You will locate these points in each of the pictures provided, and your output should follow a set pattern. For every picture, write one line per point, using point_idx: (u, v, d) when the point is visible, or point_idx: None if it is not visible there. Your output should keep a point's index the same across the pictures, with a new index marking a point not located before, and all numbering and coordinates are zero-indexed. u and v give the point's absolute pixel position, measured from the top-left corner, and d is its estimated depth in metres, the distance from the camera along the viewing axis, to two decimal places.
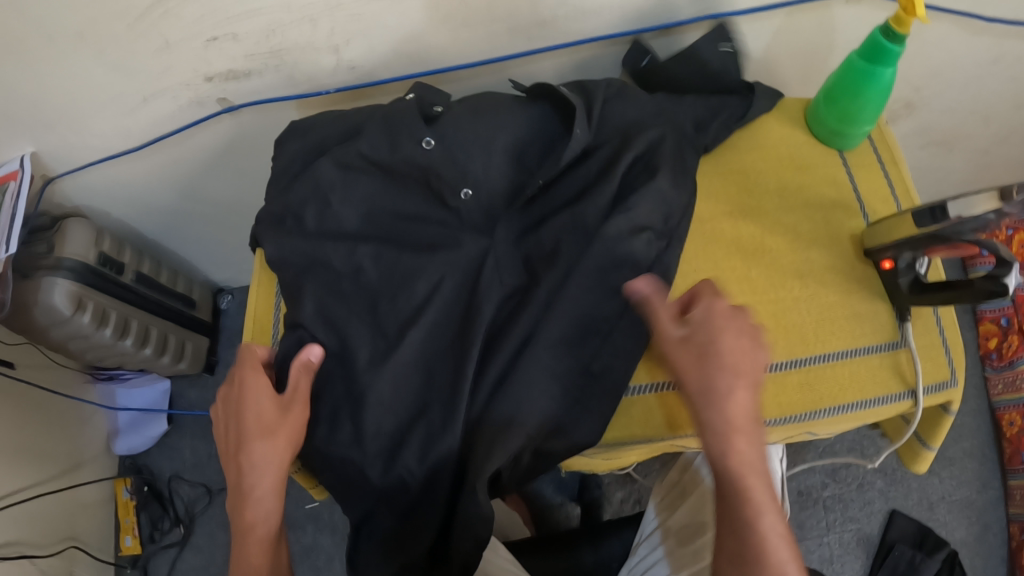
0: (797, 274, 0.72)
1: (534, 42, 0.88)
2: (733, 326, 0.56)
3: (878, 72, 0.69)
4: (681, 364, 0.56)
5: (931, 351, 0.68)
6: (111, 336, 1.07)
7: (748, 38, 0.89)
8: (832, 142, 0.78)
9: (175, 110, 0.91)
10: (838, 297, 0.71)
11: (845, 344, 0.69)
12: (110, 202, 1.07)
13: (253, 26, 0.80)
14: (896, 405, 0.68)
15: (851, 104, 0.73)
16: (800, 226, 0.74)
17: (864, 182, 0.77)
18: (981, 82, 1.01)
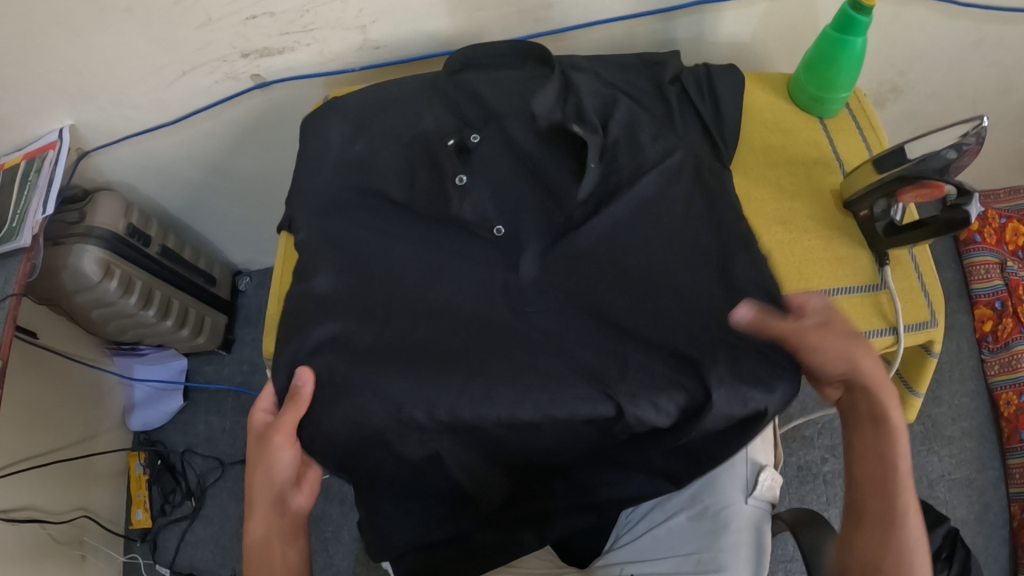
0: (780, 221, 0.77)
1: (545, 24, 0.95)
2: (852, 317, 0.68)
3: (849, 42, 0.75)
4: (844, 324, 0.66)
5: (909, 292, 0.74)
6: (135, 305, 1.12)
7: (744, 22, 0.96)
8: (812, 109, 0.84)
9: (208, 86, 0.98)
10: (819, 241, 0.75)
11: (829, 284, 0.73)
12: (141, 177, 1.14)
13: (288, 5, 0.87)
14: (878, 341, 0.72)
15: (827, 71, 0.79)
16: (783, 179, 0.79)
17: (841, 145, 0.83)
18: (962, 67, 1.08)
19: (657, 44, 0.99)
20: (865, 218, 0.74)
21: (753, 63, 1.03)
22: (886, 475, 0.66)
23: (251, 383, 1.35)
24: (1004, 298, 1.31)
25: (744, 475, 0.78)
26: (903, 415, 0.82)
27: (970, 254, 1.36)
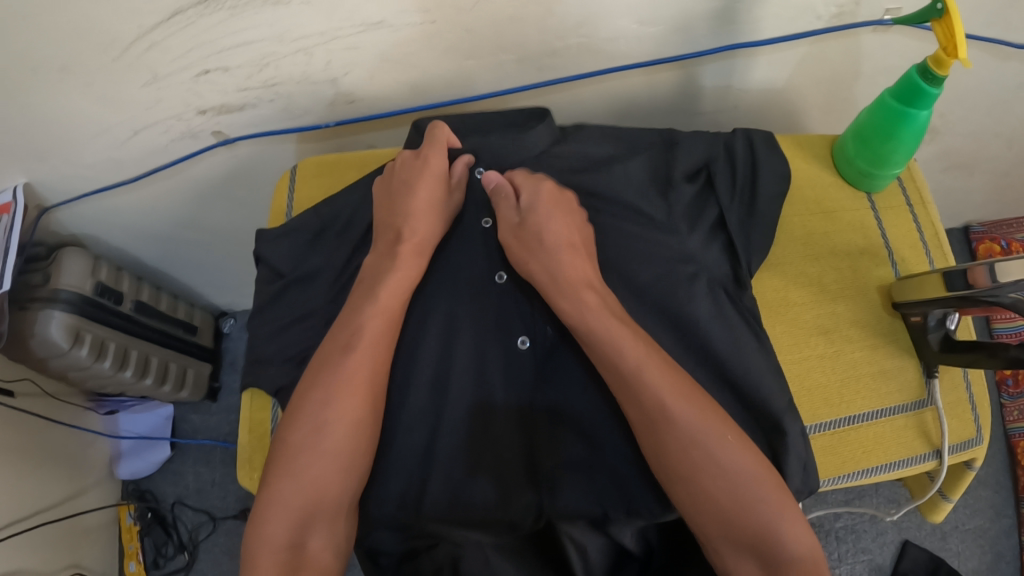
0: (821, 330, 0.70)
1: (544, 73, 0.83)
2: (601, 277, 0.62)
3: (912, 115, 0.65)
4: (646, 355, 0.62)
5: (957, 407, 0.67)
6: (110, 368, 1.05)
7: (769, 68, 0.85)
8: (860, 183, 0.75)
9: (168, 142, 0.87)
10: (863, 353, 0.69)
11: (872, 405, 0.67)
12: (107, 229, 1.04)
13: (245, 59, 0.76)
14: (920, 466, 0.67)
15: (883, 146, 0.69)
16: (827, 276, 0.72)
17: (891, 228, 0.74)
18: (1007, 106, 0.97)
19: (668, 92, 0.88)
20: (916, 326, 0.67)
21: (777, 110, 0.93)
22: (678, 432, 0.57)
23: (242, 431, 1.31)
24: None
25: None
26: (931, 516, 0.78)
27: None
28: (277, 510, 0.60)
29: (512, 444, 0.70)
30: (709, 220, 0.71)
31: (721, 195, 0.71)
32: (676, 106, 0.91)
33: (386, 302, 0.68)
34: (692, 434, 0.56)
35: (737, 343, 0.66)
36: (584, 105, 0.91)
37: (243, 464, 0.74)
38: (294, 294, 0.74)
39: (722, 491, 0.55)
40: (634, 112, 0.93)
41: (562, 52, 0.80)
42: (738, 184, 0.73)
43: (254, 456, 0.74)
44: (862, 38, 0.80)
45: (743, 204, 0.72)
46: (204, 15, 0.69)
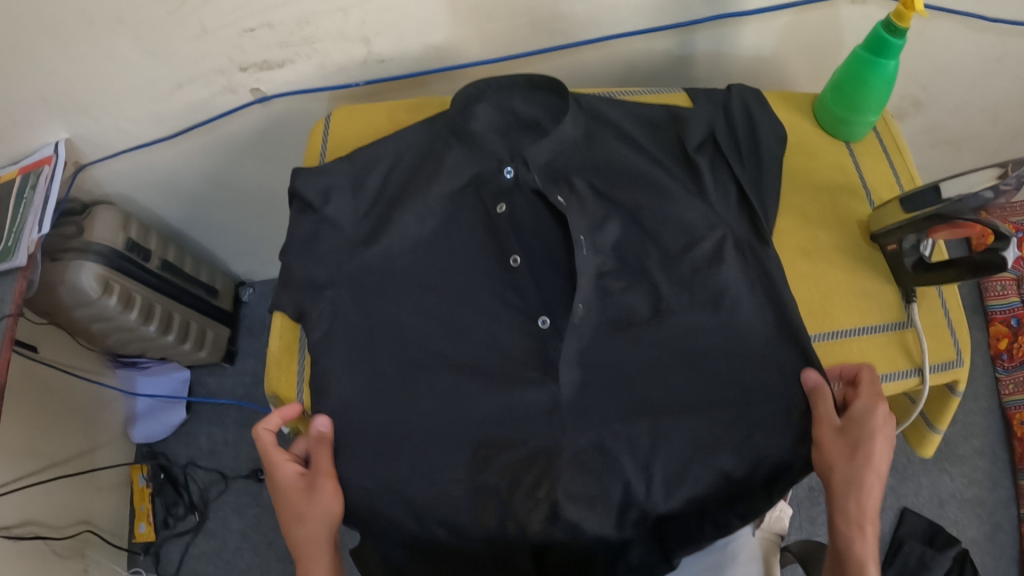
0: (804, 253, 0.74)
1: (555, 36, 0.91)
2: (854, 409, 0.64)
3: (881, 64, 0.72)
4: (833, 456, 0.64)
5: (934, 328, 0.72)
6: (136, 320, 1.10)
7: (760, 38, 0.93)
8: (838, 132, 0.81)
9: (206, 98, 0.94)
10: (845, 276, 0.73)
11: (854, 322, 0.71)
12: (140, 187, 1.10)
13: (288, 16, 0.83)
14: (902, 382, 0.71)
15: (856, 93, 0.76)
16: (809, 208, 0.77)
17: (868, 170, 0.80)
18: (987, 81, 1.04)
19: (672, 58, 0.96)
20: (893, 253, 0.72)
21: (771, 78, 1.00)
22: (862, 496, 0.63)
23: (255, 397, 1.34)
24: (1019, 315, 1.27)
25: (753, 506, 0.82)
26: (920, 450, 0.81)
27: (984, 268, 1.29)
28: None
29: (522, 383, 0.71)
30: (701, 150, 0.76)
31: (731, 155, 0.75)
32: (677, 73, 0.99)
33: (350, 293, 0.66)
34: (858, 473, 0.63)
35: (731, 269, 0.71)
36: (596, 70, 0.98)
37: (272, 366, 0.78)
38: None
39: (846, 513, 0.64)
40: (638, 77, 1.00)
41: (576, 15, 0.87)
42: (731, 125, 0.78)
43: (283, 361, 0.78)
44: (842, 10, 0.88)
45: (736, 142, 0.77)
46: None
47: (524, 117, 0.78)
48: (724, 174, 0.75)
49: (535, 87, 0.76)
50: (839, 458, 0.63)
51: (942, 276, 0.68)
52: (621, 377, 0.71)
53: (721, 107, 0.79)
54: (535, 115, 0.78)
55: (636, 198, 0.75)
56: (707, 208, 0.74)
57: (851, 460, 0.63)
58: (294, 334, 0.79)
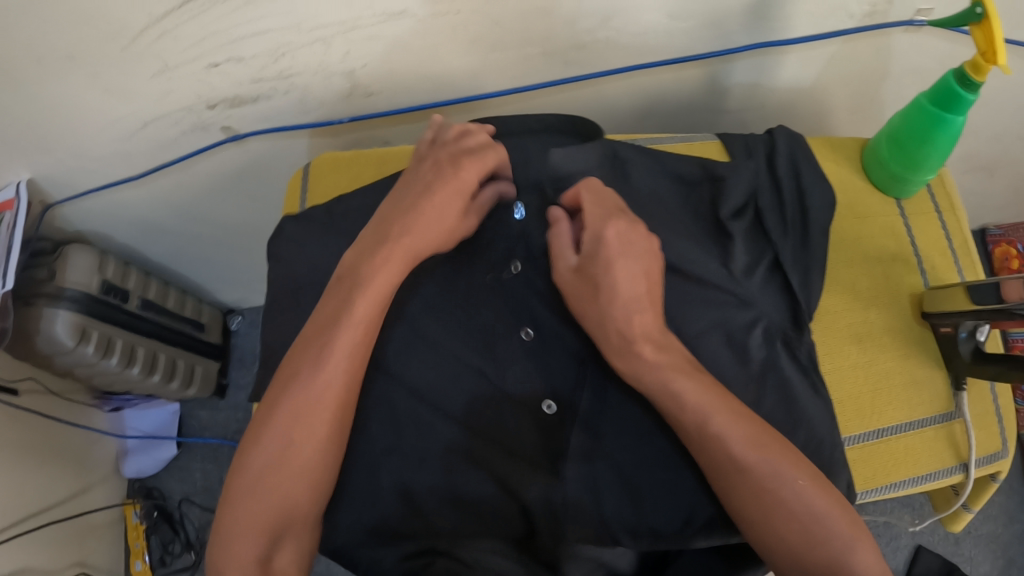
0: (854, 338, 0.69)
1: (570, 66, 0.80)
2: (623, 254, 0.61)
3: (949, 120, 0.65)
4: (578, 291, 0.63)
5: (985, 419, 0.68)
6: (117, 365, 1.03)
7: (798, 67, 0.83)
8: (889, 188, 0.74)
9: (177, 135, 0.85)
10: (897, 365, 0.68)
11: (900, 418, 0.67)
12: (113, 225, 1.02)
13: (259, 48, 0.73)
14: (946, 479, 0.67)
15: (917, 151, 0.68)
16: (859, 283, 0.70)
17: (921, 233, 0.74)
18: None
19: (700, 88, 0.86)
20: (946, 336, 0.67)
21: (803, 109, 0.91)
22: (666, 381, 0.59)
23: None
24: None
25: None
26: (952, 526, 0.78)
27: None
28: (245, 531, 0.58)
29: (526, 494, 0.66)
30: (740, 212, 0.69)
31: (773, 229, 0.69)
32: (705, 104, 0.89)
33: (370, 302, 0.64)
34: (606, 313, 0.62)
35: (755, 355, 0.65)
36: (617, 102, 0.88)
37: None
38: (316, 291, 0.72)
39: (715, 463, 0.57)
40: (662, 108, 0.90)
41: (590, 47, 0.77)
42: (770, 193, 0.71)
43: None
44: (895, 38, 0.78)
45: (776, 206, 0.70)
46: (219, 4, 0.66)
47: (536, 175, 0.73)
48: (762, 244, 0.69)
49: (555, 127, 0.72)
50: (581, 299, 0.63)
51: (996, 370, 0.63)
52: (628, 475, 0.66)
53: (763, 164, 0.72)
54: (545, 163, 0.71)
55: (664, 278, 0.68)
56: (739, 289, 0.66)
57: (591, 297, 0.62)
58: None
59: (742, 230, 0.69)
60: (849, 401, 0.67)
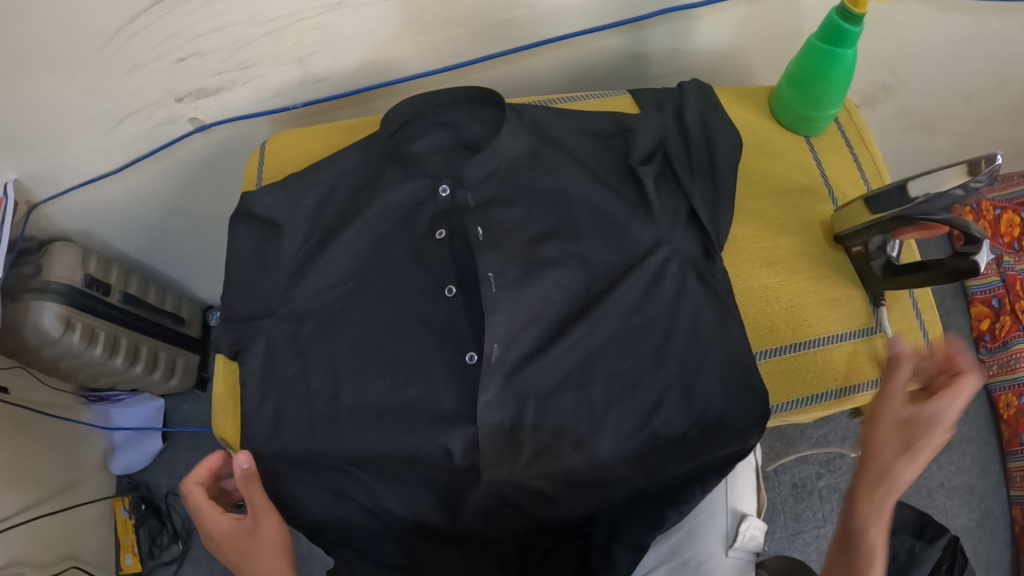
0: (766, 262, 0.78)
1: (495, 44, 0.87)
2: (939, 436, 0.63)
3: (839, 54, 0.75)
4: (882, 433, 0.65)
5: (908, 334, 0.78)
6: (100, 355, 1.09)
7: (709, 30, 0.92)
8: (799, 127, 0.85)
9: (150, 130, 0.90)
10: (811, 285, 0.77)
11: (818, 334, 0.76)
12: (95, 223, 1.08)
13: (218, 43, 0.78)
14: (873, 390, 0.75)
15: (816, 88, 0.79)
16: (770, 212, 0.81)
17: (831, 166, 0.84)
18: (955, 61, 1.03)
19: (622, 57, 0.94)
20: (859, 255, 0.77)
21: (724, 67, 1.00)
22: (878, 507, 0.64)
23: None
24: (1000, 295, 1.25)
25: (725, 525, 0.80)
26: None
27: None
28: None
29: (462, 437, 0.67)
30: (657, 155, 0.76)
31: (682, 172, 0.74)
32: (631, 72, 0.97)
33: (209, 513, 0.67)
34: (894, 464, 0.64)
35: (671, 291, 0.70)
36: (553, 76, 0.96)
37: (217, 413, 0.75)
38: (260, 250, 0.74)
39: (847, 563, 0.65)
40: (589, 79, 0.98)
41: (515, 22, 0.83)
42: (690, 140, 0.77)
43: (229, 412, 0.75)
44: None
45: (689, 147, 0.77)
46: (180, 4, 0.73)
47: (471, 135, 0.76)
48: (671, 182, 0.74)
49: (474, 99, 0.73)
50: (890, 442, 0.65)
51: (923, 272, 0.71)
52: (578, 409, 0.68)
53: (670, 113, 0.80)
54: (477, 132, 0.76)
55: (587, 223, 0.73)
56: (654, 226, 0.72)
57: (896, 449, 0.64)
58: (234, 370, 0.76)
59: (652, 174, 0.73)
60: (766, 317, 0.76)
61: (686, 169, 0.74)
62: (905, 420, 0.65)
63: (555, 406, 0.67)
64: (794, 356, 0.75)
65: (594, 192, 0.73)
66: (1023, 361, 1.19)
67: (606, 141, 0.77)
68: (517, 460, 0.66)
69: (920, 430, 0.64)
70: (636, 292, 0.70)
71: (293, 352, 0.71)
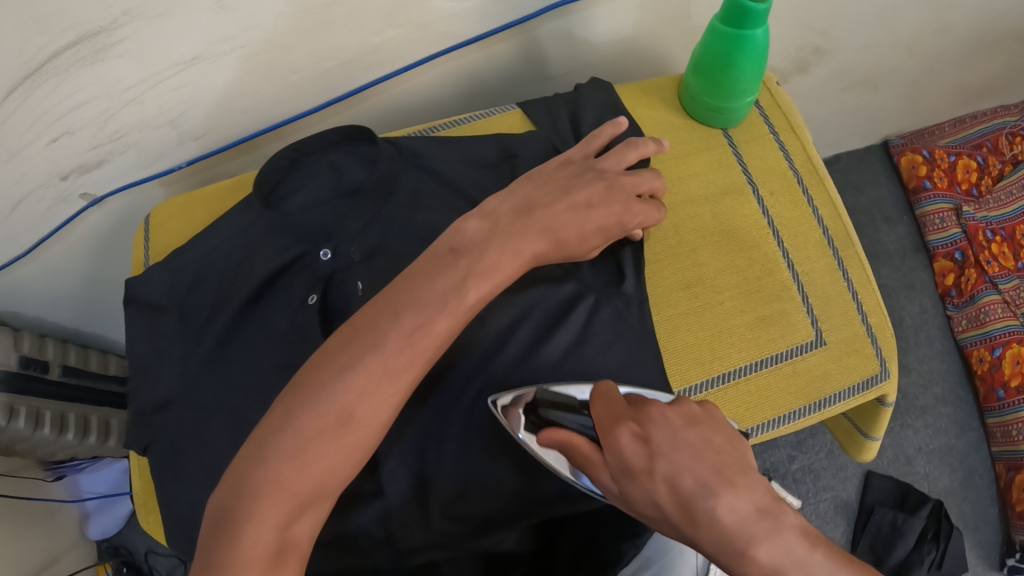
0: (686, 285, 0.74)
1: (373, 70, 0.82)
2: (658, 466, 0.43)
3: (750, 36, 0.68)
4: (648, 510, 0.44)
5: (856, 344, 0.74)
6: (50, 434, 1.08)
7: (602, 20, 0.86)
8: (714, 120, 0.80)
9: (44, 212, 0.86)
10: (737, 303, 0.74)
11: (753, 357, 0.72)
12: (22, 304, 1.04)
13: (84, 119, 0.74)
14: (819, 412, 0.73)
15: (723, 77, 0.73)
16: (686, 227, 0.77)
17: (754, 159, 0.80)
18: (888, 11, 0.96)
19: (517, 61, 0.90)
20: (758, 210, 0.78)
21: (627, 57, 0.95)
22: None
23: None
24: (964, 248, 1.20)
25: (694, 561, 0.74)
26: (861, 455, 0.88)
27: (922, 203, 1.25)
28: (271, 496, 0.48)
29: (372, 510, 0.65)
30: None
31: None
32: (526, 74, 0.93)
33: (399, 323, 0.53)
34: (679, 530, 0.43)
35: (576, 325, 0.70)
36: (445, 90, 0.91)
37: (140, 508, 0.76)
38: (151, 324, 0.72)
39: None
40: (483, 88, 0.94)
41: (388, 46, 0.79)
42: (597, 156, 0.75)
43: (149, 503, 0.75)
44: None
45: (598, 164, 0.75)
46: (34, 89, 0.67)
47: (351, 180, 0.73)
48: None
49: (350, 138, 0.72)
50: (658, 514, 0.44)
51: (607, 406, 0.50)
52: (485, 463, 0.67)
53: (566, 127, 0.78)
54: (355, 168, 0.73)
55: None
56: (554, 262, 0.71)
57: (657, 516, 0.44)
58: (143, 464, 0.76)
59: None
60: (691, 349, 0.72)
61: None
62: (625, 499, 0.46)
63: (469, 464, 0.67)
64: (732, 386, 0.71)
65: None
66: (992, 313, 1.15)
67: (492, 167, 0.75)
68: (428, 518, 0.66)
69: (745, 466, 0.43)
70: (533, 332, 0.70)
71: (193, 441, 0.69)
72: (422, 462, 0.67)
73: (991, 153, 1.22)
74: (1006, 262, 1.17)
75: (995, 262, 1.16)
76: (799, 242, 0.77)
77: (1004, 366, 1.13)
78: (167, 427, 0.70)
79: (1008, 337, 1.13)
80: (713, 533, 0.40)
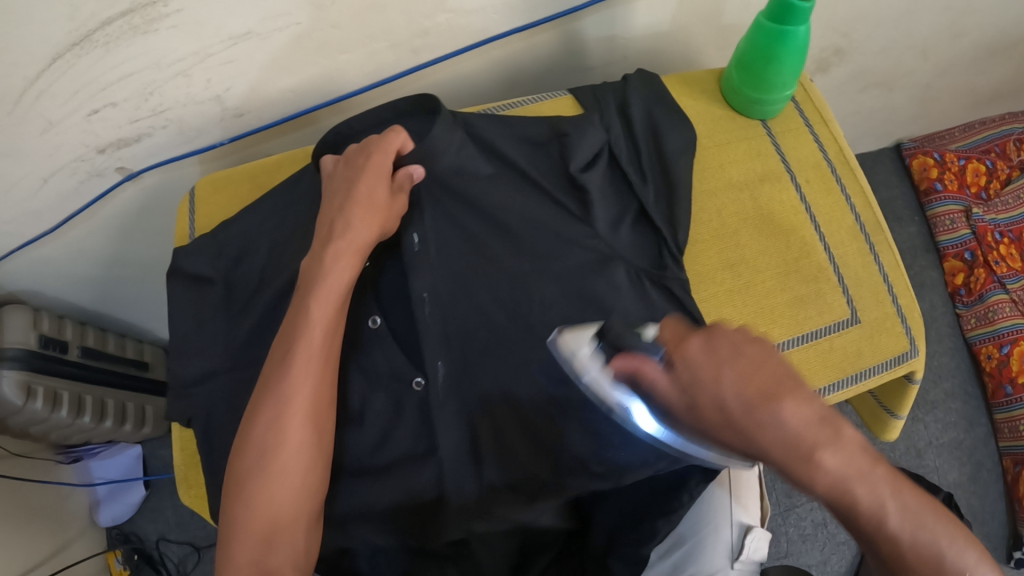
0: (727, 266, 0.76)
1: (419, 55, 0.83)
2: (727, 373, 0.47)
3: (793, 32, 0.70)
4: (713, 421, 0.48)
5: (887, 324, 0.77)
6: (67, 416, 1.07)
7: (640, 13, 0.88)
8: (752, 112, 0.82)
9: (77, 185, 0.85)
10: (775, 283, 0.76)
11: (791, 334, 0.74)
12: (42, 282, 1.03)
13: (128, 90, 0.74)
14: (855, 386, 0.74)
15: (765, 70, 0.75)
16: (725, 210, 0.79)
17: (791, 150, 0.82)
18: (909, 15, 1.00)
19: (553, 52, 0.91)
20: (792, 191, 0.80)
21: (660, 50, 0.97)
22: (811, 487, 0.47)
23: None
24: (973, 248, 1.24)
25: (729, 539, 0.75)
26: (885, 434, 0.90)
27: (933, 204, 1.29)
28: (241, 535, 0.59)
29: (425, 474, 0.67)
30: (603, 159, 0.75)
31: (633, 175, 0.74)
32: (562, 64, 0.94)
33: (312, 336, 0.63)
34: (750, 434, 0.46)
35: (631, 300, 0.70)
36: (482, 78, 0.92)
37: (181, 483, 0.75)
38: (195, 297, 0.72)
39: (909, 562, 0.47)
40: (520, 77, 0.95)
41: (435, 31, 0.80)
42: (643, 142, 0.77)
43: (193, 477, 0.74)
44: None
45: (641, 148, 0.77)
46: (82, 56, 0.67)
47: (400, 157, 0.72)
48: (626, 197, 0.74)
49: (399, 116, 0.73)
50: (735, 424, 0.47)
51: (673, 327, 0.52)
52: (531, 436, 0.67)
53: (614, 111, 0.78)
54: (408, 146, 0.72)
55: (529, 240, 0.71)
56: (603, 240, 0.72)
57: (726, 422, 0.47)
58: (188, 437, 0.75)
59: (598, 181, 0.73)
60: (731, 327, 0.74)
61: (636, 170, 0.75)
62: (692, 410, 0.48)
63: (515, 434, 0.67)
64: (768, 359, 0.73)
65: (534, 207, 0.72)
66: (1000, 312, 1.19)
67: (541, 148, 0.75)
68: (474, 487, 0.66)
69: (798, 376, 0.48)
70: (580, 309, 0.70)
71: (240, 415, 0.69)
72: (471, 431, 0.67)
73: (999, 158, 1.27)
74: (1013, 263, 1.21)
75: (1002, 262, 1.21)
76: (834, 228, 0.80)
77: (1012, 362, 1.16)
78: (212, 398, 0.69)
79: (1016, 334, 1.17)
80: (780, 433, 0.46)
